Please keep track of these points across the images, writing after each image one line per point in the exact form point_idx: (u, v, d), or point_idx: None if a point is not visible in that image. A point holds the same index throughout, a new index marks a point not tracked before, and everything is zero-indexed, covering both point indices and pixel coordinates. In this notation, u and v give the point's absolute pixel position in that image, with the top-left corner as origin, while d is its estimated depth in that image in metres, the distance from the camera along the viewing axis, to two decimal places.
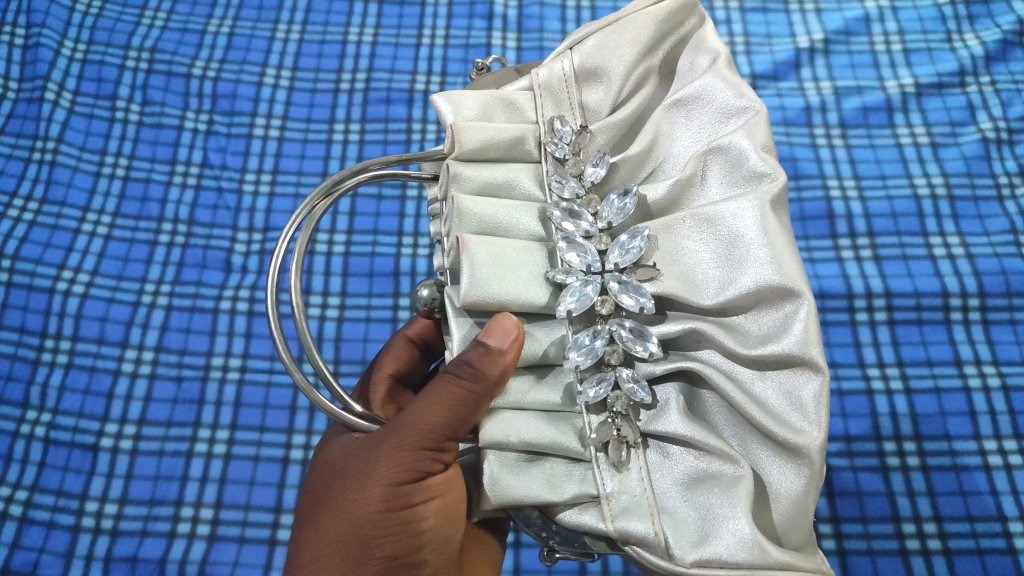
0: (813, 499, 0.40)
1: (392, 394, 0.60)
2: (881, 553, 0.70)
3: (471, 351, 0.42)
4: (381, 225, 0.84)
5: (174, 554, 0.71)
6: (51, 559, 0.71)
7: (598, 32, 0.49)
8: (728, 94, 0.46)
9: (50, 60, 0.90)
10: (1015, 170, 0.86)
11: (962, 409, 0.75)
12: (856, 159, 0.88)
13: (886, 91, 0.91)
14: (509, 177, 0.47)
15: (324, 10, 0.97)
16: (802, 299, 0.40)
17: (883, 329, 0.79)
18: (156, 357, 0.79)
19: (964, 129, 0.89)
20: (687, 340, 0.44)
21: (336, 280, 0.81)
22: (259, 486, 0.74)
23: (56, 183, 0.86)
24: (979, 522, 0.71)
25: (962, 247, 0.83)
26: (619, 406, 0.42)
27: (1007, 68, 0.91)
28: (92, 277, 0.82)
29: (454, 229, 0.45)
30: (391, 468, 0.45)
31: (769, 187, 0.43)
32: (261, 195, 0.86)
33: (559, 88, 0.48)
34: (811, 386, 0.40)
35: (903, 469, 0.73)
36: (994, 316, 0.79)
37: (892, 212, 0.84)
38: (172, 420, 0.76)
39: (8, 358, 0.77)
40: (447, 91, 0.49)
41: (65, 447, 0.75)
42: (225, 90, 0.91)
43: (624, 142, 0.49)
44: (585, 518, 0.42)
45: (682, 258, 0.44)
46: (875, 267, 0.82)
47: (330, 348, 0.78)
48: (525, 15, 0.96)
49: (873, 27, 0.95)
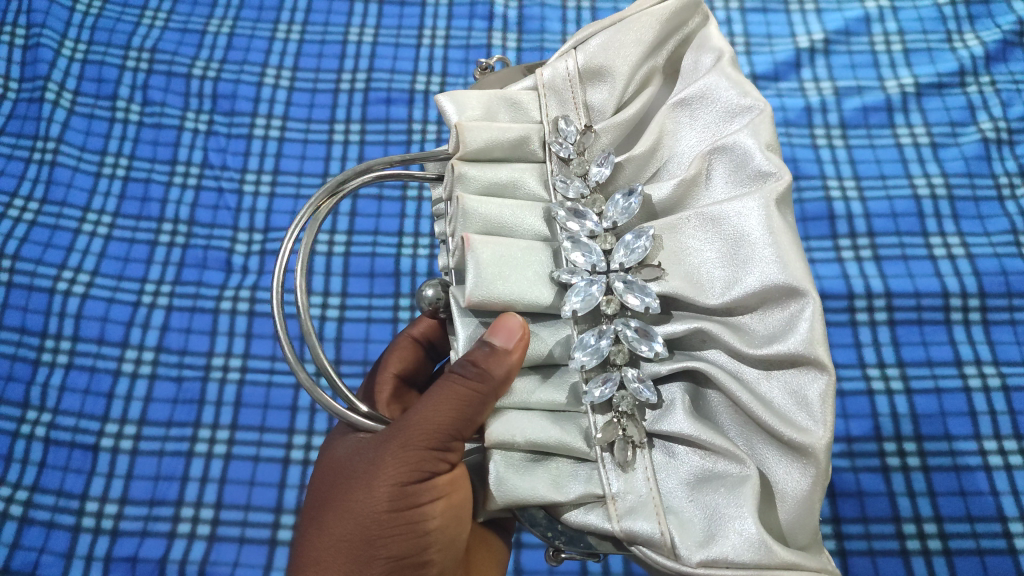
0: (819, 499, 0.40)
1: (398, 394, 0.60)
2: (881, 553, 0.70)
3: (476, 351, 0.42)
4: (382, 226, 0.84)
5: (173, 554, 0.71)
6: (51, 559, 0.71)
7: (602, 31, 0.49)
8: (732, 93, 0.46)
9: (50, 60, 0.90)
10: (1015, 170, 0.86)
11: (963, 410, 0.75)
12: (856, 159, 0.88)
13: (886, 91, 0.91)
14: (514, 176, 0.47)
15: (325, 11, 0.97)
16: (808, 298, 0.40)
17: (884, 328, 0.79)
18: (156, 357, 0.78)
19: (964, 129, 0.89)
20: (693, 340, 0.44)
21: (336, 281, 0.81)
22: (258, 487, 0.74)
23: (56, 182, 0.85)
24: (979, 522, 0.71)
25: (962, 247, 0.83)
26: (624, 405, 0.42)
27: (1007, 68, 0.91)
28: (92, 277, 0.82)
29: (459, 229, 0.45)
30: (397, 468, 0.45)
31: (773, 186, 0.42)
32: (261, 195, 0.86)
33: (563, 88, 0.48)
34: (817, 386, 0.40)
35: (904, 468, 0.73)
36: (994, 316, 0.79)
37: (892, 211, 0.84)
38: (172, 421, 0.76)
39: (8, 358, 0.77)
40: (452, 91, 0.49)
41: (65, 447, 0.74)
42: (225, 90, 0.91)
43: (628, 141, 0.49)
44: (591, 518, 0.42)
45: (687, 258, 0.44)
46: (875, 267, 0.82)
47: (330, 349, 0.78)
48: (526, 16, 0.96)
49: (873, 27, 0.95)
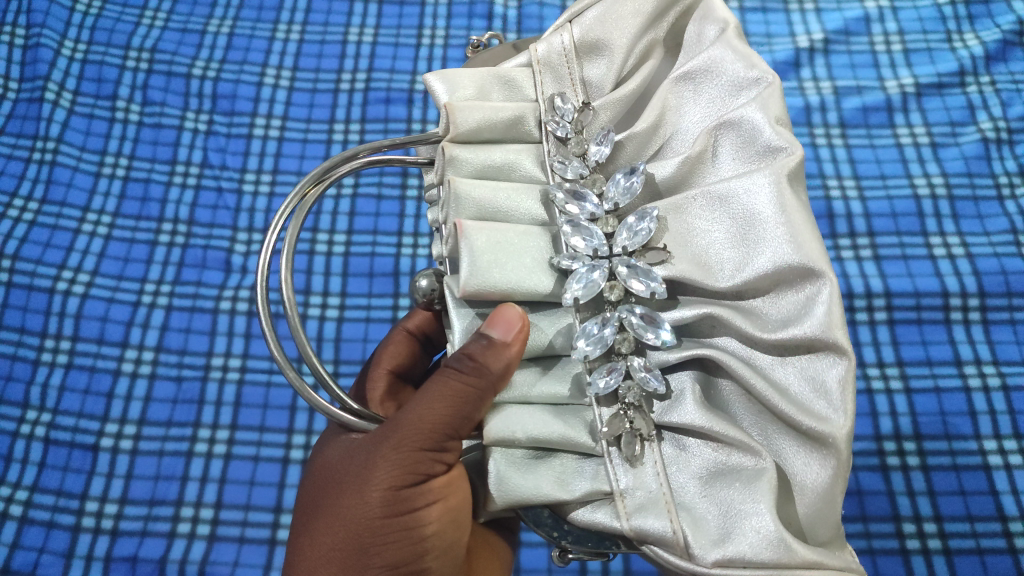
0: (841, 491, 0.38)
1: (392, 391, 0.57)
2: (881, 553, 0.67)
3: (474, 345, 0.40)
4: (381, 225, 0.81)
5: (173, 554, 0.69)
6: (51, 559, 0.69)
7: (599, 4, 0.46)
8: (738, 65, 0.43)
9: (50, 60, 0.88)
10: (1015, 170, 0.83)
11: (963, 409, 0.72)
12: (856, 159, 0.84)
13: (886, 91, 0.88)
14: (509, 158, 0.44)
15: (325, 11, 0.95)
16: (824, 279, 0.38)
17: (883, 328, 0.76)
18: (156, 357, 0.76)
19: (963, 129, 0.86)
20: (702, 326, 0.42)
21: (336, 280, 0.79)
22: (257, 487, 0.72)
23: (56, 182, 0.84)
24: (979, 521, 0.68)
25: (962, 247, 0.80)
26: (631, 397, 0.40)
27: (1007, 68, 0.88)
28: (91, 277, 0.80)
29: (451, 215, 0.43)
30: (390, 471, 0.42)
31: (783, 161, 0.40)
32: (262, 195, 0.84)
33: (559, 63, 0.46)
34: (836, 371, 0.38)
35: (903, 468, 0.70)
36: (994, 316, 0.76)
37: (892, 211, 0.82)
38: (172, 421, 0.74)
39: (8, 358, 0.76)
40: (442, 70, 0.46)
41: (65, 447, 0.73)
42: (225, 90, 0.89)
43: (629, 119, 0.47)
44: (598, 516, 0.39)
45: (694, 239, 0.42)
46: (875, 267, 0.79)
47: (330, 350, 0.76)
48: (525, 16, 0.93)
49: (873, 28, 0.91)
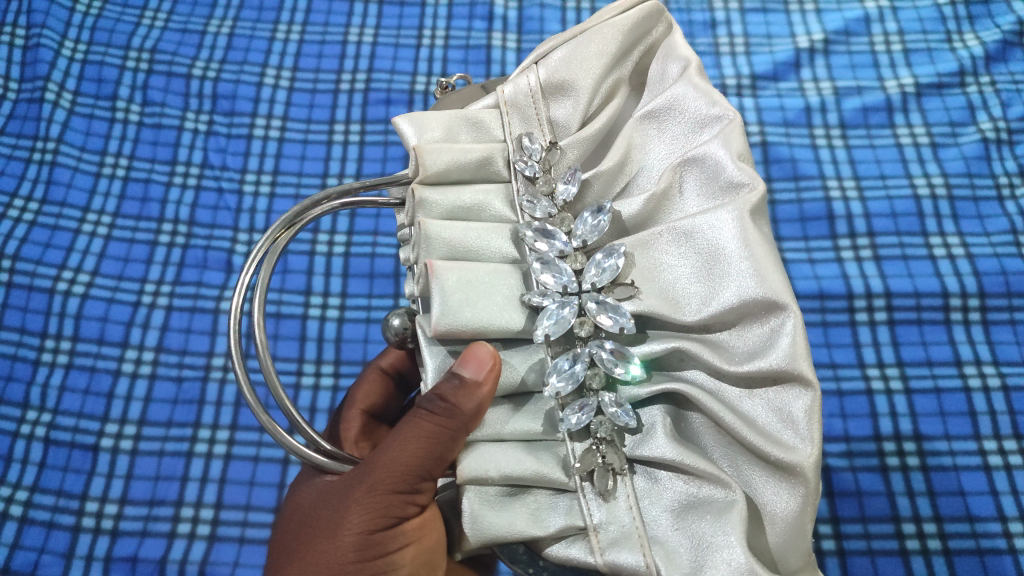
0: (810, 520, 0.38)
1: (367, 431, 0.60)
2: (881, 553, 0.67)
3: (447, 385, 0.40)
4: (381, 226, 0.81)
5: (174, 554, 0.69)
6: (51, 559, 0.69)
7: (564, 45, 0.47)
8: (700, 103, 0.45)
9: (50, 60, 0.88)
10: (1015, 170, 0.84)
11: (962, 410, 0.73)
12: (856, 159, 0.86)
13: (886, 91, 0.89)
14: (478, 199, 0.45)
15: (325, 10, 0.95)
16: (788, 311, 0.39)
17: (883, 328, 0.77)
18: (157, 358, 0.76)
19: (963, 129, 0.87)
20: (671, 359, 0.43)
21: (336, 281, 0.78)
22: (258, 487, 0.72)
23: (56, 182, 0.84)
24: (979, 522, 0.68)
25: (962, 247, 0.81)
26: (602, 431, 0.40)
27: (1007, 68, 0.90)
28: (91, 277, 0.80)
29: (422, 255, 0.44)
30: (363, 516, 0.43)
31: (746, 196, 0.41)
32: (262, 196, 0.84)
33: (526, 104, 0.47)
34: (802, 402, 0.39)
35: (903, 468, 0.70)
36: (994, 316, 0.78)
37: (892, 212, 0.83)
38: (172, 421, 0.74)
39: (8, 358, 0.75)
40: (411, 113, 0.47)
41: (65, 447, 0.72)
42: (225, 90, 0.89)
43: (596, 156, 0.48)
44: (573, 551, 0.40)
45: (662, 274, 0.42)
46: (875, 267, 0.80)
47: (330, 350, 0.76)
48: (525, 17, 0.94)
49: (873, 27, 0.93)
